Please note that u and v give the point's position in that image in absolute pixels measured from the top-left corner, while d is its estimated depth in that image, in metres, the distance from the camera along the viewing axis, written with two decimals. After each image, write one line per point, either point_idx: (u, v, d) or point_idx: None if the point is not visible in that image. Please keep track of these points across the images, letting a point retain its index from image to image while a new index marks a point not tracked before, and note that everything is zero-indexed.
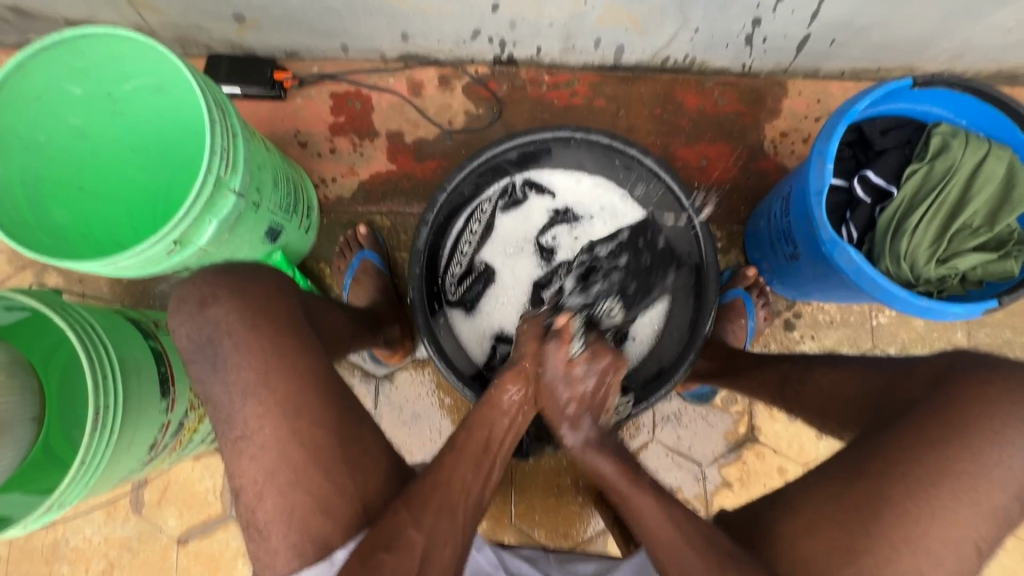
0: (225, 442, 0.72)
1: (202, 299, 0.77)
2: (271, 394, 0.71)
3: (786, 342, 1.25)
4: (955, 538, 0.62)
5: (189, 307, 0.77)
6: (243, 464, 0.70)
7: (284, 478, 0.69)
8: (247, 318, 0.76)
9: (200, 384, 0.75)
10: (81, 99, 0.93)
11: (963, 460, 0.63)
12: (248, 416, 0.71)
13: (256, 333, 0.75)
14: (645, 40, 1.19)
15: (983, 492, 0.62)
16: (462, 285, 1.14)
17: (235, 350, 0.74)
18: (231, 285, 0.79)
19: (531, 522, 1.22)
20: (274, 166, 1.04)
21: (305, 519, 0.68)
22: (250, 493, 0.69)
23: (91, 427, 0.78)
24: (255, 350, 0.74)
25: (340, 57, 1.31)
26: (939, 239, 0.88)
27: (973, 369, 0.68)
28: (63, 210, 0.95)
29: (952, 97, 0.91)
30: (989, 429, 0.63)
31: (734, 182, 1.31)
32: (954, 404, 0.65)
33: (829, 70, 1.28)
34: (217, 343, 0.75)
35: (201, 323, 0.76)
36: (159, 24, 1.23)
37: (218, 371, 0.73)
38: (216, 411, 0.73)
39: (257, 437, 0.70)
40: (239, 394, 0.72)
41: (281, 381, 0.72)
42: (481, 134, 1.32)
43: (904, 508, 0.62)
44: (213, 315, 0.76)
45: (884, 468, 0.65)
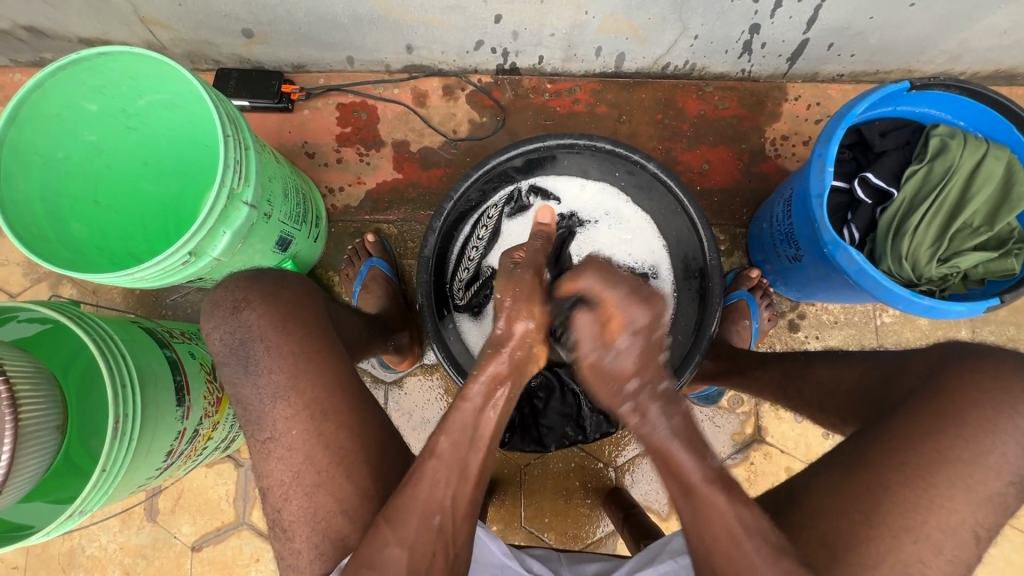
0: (254, 443, 0.72)
1: (236, 303, 0.76)
2: (299, 396, 0.72)
3: (791, 342, 1.26)
4: (953, 526, 0.63)
5: (222, 311, 0.77)
6: (272, 465, 0.71)
7: (313, 477, 0.70)
8: (279, 322, 0.75)
9: (231, 387, 0.75)
10: (97, 115, 0.96)
11: (958, 447, 0.64)
12: (276, 418, 0.72)
13: (289, 339, 0.75)
14: (646, 47, 1.21)
15: (978, 479, 0.63)
16: (469, 291, 1.16)
17: (267, 352, 0.74)
18: (264, 292, 0.77)
19: (541, 525, 1.23)
20: (284, 177, 1.06)
21: (328, 520, 0.68)
22: (276, 494, 0.70)
23: (112, 435, 0.80)
24: (273, 357, 0.74)
25: (347, 69, 1.34)
26: (939, 238, 0.89)
27: (962, 358, 0.69)
28: (80, 224, 0.97)
29: (949, 99, 0.92)
30: (982, 417, 0.64)
31: (736, 184, 1.32)
32: (944, 391, 0.67)
33: (828, 73, 1.30)
34: (249, 347, 0.74)
35: (236, 325, 0.75)
36: (170, 42, 1.26)
37: (250, 374, 0.73)
38: (248, 412, 0.73)
39: (284, 439, 0.71)
40: (269, 396, 0.73)
41: (311, 383, 0.73)
42: (485, 142, 1.34)
43: (902, 497, 0.64)
44: (247, 319, 0.75)
45: (884, 457, 0.66)
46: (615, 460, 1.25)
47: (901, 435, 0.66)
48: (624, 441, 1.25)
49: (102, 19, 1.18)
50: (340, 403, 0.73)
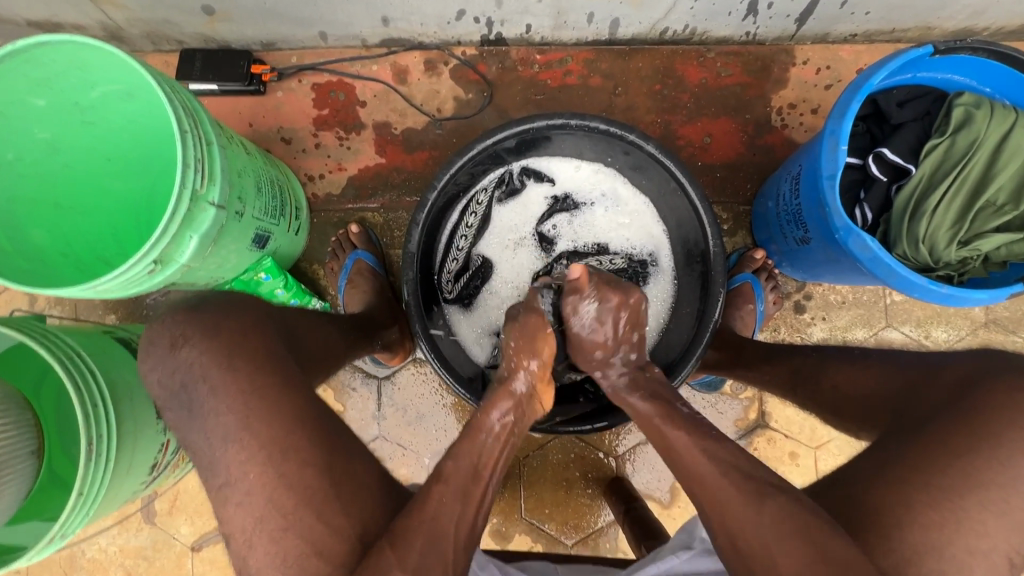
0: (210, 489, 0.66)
1: (173, 340, 0.71)
2: (254, 437, 0.65)
3: (797, 325, 1.21)
4: (985, 550, 0.59)
5: (158, 350, 0.71)
6: (231, 511, 0.65)
7: (279, 519, 0.63)
8: (223, 359, 0.68)
9: (177, 432, 0.70)
10: (46, 111, 0.88)
11: (992, 469, 0.60)
12: (231, 464, 0.65)
13: (235, 375, 0.68)
14: (641, 12, 1.11)
15: (1014, 504, 0.59)
16: (459, 282, 1.09)
17: (212, 393, 0.67)
18: (204, 324, 0.71)
19: (541, 516, 1.21)
20: (255, 171, 0.99)
21: (300, 566, 0.61)
22: (240, 539, 0.64)
23: (86, 458, 0.76)
24: (235, 391, 0.67)
25: (320, 46, 1.24)
26: (960, 219, 0.83)
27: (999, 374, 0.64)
28: (39, 230, 0.91)
29: (975, 63, 0.84)
30: (1018, 437, 0.60)
31: (739, 158, 1.24)
32: (981, 414, 0.62)
33: (840, 33, 1.20)
34: (192, 389, 0.68)
35: (173, 368, 0.69)
36: (126, 22, 1.16)
37: (195, 419, 0.68)
38: (200, 457, 0.67)
39: (241, 484, 0.65)
40: (220, 439, 0.67)
41: (266, 421, 0.66)
42: (472, 121, 1.26)
43: (928, 520, 0.59)
44: (185, 358, 0.69)
45: (911, 476, 0.61)
46: (615, 449, 1.22)
47: (930, 455, 0.62)
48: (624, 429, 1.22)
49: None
50: (307, 434, 0.67)
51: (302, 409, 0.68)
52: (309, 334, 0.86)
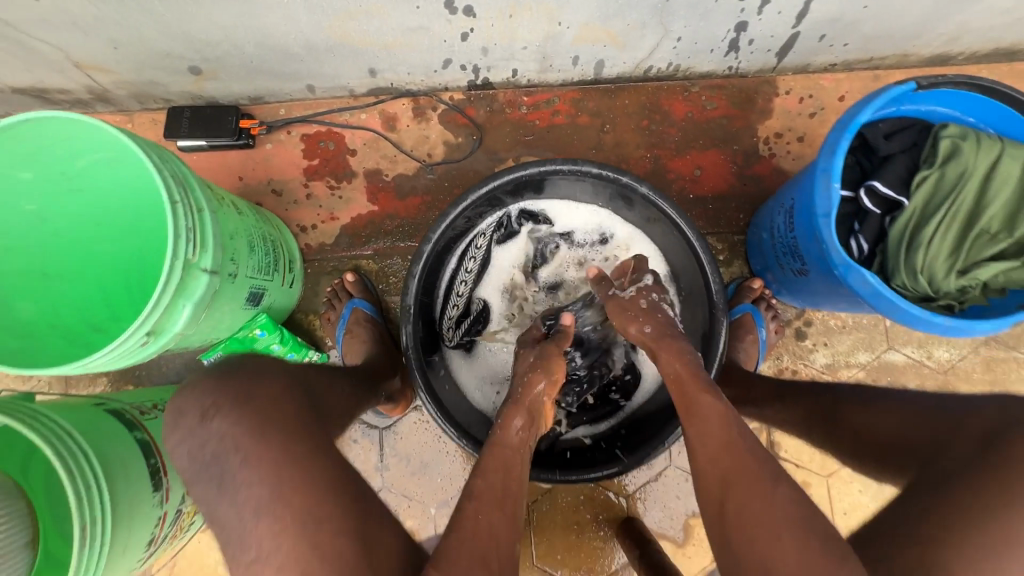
0: (235, 569, 0.58)
1: (204, 409, 0.63)
2: (286, 508, 0.58)
3: (799, 352, 1.21)
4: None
5: (188, 421, 0.64)
6: None
7: None
8: (257, 429, 0.62)
9: (204, 507, 0.61)
10: (33, 183, 0.87)
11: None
12: (261, 537, 0.57)
13: (267, 446, 0.61)
14: (625, 53, 1.13)
15: None
16: (460, 327, 1.08)
17: (244, 465, 0.60)
18: (234, 393, 0.65)
19: (554, 562, 1.19)
20: (247, 230, 0.98)
21: None
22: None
23: (79, 545, 0.74)
24: (269, 464, 0.60)
25: (308, 97, 1.25)
26: (956, 249, 0.83)
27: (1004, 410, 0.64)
28: (28, 302, 0.89)
29: (958, 95, 0.85)
30: None
31: (730, 188, 1.25)
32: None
33: (820, 63, 1.22)
34: (224, 461, 0.61)
35: (204, 438, 0.62)
36: (111, 84, 1.16)
37: (224, 493, 0.60)
38: (225, 536, 0.59)
39: (271, 564, 0.56)
40: (251, 512, 0.59)
41: (299, 487, 0.59)
42: (463, 164, 1.26)
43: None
44: (217, 429, 0.62)
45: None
46: (625, 488, 1.21)
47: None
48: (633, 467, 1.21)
49: (33, 68, 1.07)
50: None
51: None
52: (330, 390, 0.84)
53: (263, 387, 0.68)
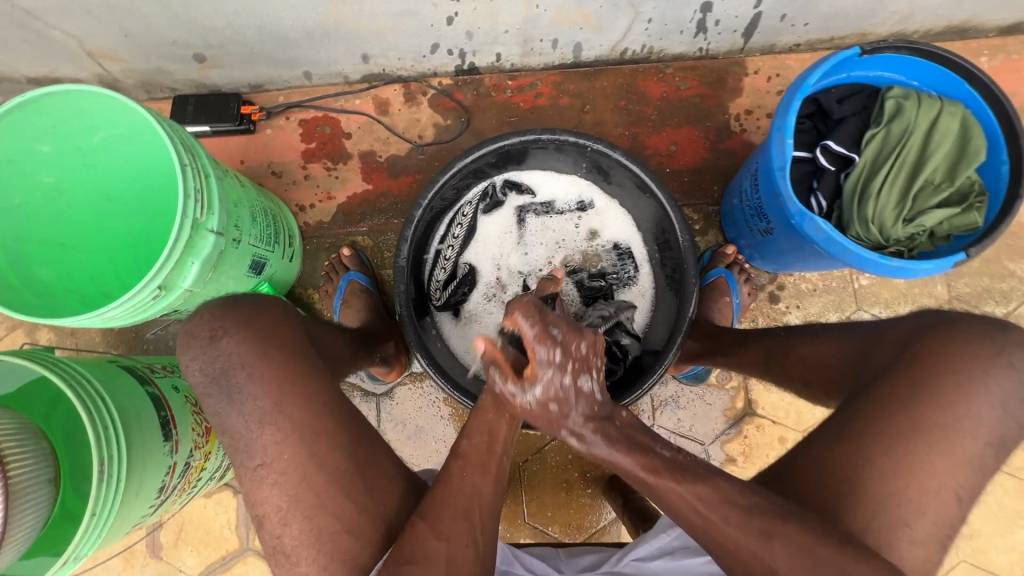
0: (245, 470, 0.71)
1: (212, 331, 0.75)
2: (287, 419, 0.70)
3: (773, 314, 1.28)
4: (934, 489, 0.65)
5: (197, 342, 0.74)
6: (266, 490, 0.69)
7: (313, 497, 0.69)
8: (259, 349, 0.73)
9: (216, 417, 0.73)
10: (51, 156, 0.93)
11: (933, 414, 0.67)
12: (266, 444, 0.70)
13: (269, 362, 0.73)
14: (601, 35, 1.21)
15: (956, 443, 0.66)
16: (448, 289, 1.14)
17: (249, 379, 0.72)
18: (237, 319, 0.76)
19: (544, 519, 1.25)
20: (250, 201, 1.05)
21: (331, 540, 0.68)
22: (274, 519, 0.69)
23: (98, 479, 0.80)
24: (271, 377, 0.72)
25: (305, 84, 1.33)
26: (903, 199, 0.91)
27: (931, 327, 0.71)
28: (47, 268, 0.95)
29: (901, 60, 0.94)
30: (952, 383, 0.67)
31: (704, 163, 1.33)
32: (919, 363, 0.69)
33: (785, 44, 1.30)
34: (231, 375, 0.72)
35: (215, 355, 0.73)
36: (121, 73, 1.23)
37: (233, 404, 0.71)
38: (237, 440, 0.71)
39: (277, 464, 0.70)
40: (257, 422, 0.71)
41: (298, 405, 0.71)
42: (452, 145, 1.33)
43: (881, 466, 0.66)
44: (225, 348, 0.73)
45: (864, 429, 0.68)
46: None
47: (876, 406, 0.69)
48: None
49: (49, 57, 1.15)
50: (309, 433, 0.70)
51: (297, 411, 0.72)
52: (327, 339, 0.92)
53: (263, 315, 0.78)
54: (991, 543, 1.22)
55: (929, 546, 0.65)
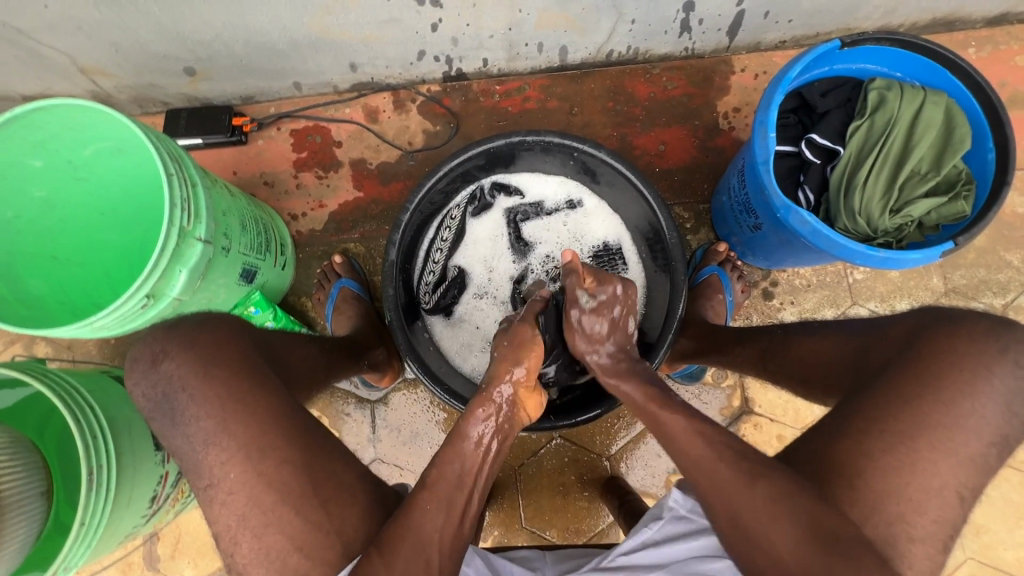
0: (198, 491, 0.71)
1: (154, 356, 0.75)
2: (231, 438, 0.70)
3: (767, 311, 1.27)
4: (936, 489, 0.62)
5: (141, 366, 0.75)
6: (217, 510, 0.69)
7: (260, 516, 0.67)
8: (200, 369, 0.73)
9: (165, 438, 0.74)
10: (43, 171, 0.94)
11: (937, 411, 0.64)
12: (213, 465, 0.70)
13: (211, 384, 0.72)
14: (586, 37, 1.22)
15: (960, 442, 0.63)
16: (437, 293, 1.15)
17: (190, 401, 0.72)
18: (183, 340, 0.76)
19: (542, 524, 1.24)
20: (239, 210, 1.06)
21: (282, 560, 0.66)
22: (226, 538, 0.69)
23: (87, 489, 0.80)
24: (215, 398, 0.71)
25: (295, 95, 1.34)
26: (889, 189, 0.90)
27: (940, 326, 0.70)
28: (39, 280, 0.96)
29: (883, 51, 0.94)
30: (964, 377, 0.65)
31: (694, 161, 1.33)
32: (924, 359, 0.67)
33: (770, 41, 1.31)
34: (173, 399, 0.73)
35: (156, 379, 0.74)
36: (114, 89, 1.26)
37: (177, 426, 0.72)
38: (185, 461, 0.72)
39: (224, 484, 0.69)
40: (201, 443, 0.71)
41: (244, 423, 0.70)
42: (441, 150, 1.34)
43: (885, 464, 0.63)
44: (167, 371, 0.73)
45: (866, 427, 0.66)
46: (608, 450, 1.25)
47: (881, 404, 0.66)
48: (614, 431, 1.26)
49: (42, 74, 1.18)
50: (279, 439, 0.70)
51: (274, 417, 0.71)
52: (291, 355, 0.91)
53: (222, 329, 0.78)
54: (999, 539, 1.19)
55: (930, 545, 0.61)
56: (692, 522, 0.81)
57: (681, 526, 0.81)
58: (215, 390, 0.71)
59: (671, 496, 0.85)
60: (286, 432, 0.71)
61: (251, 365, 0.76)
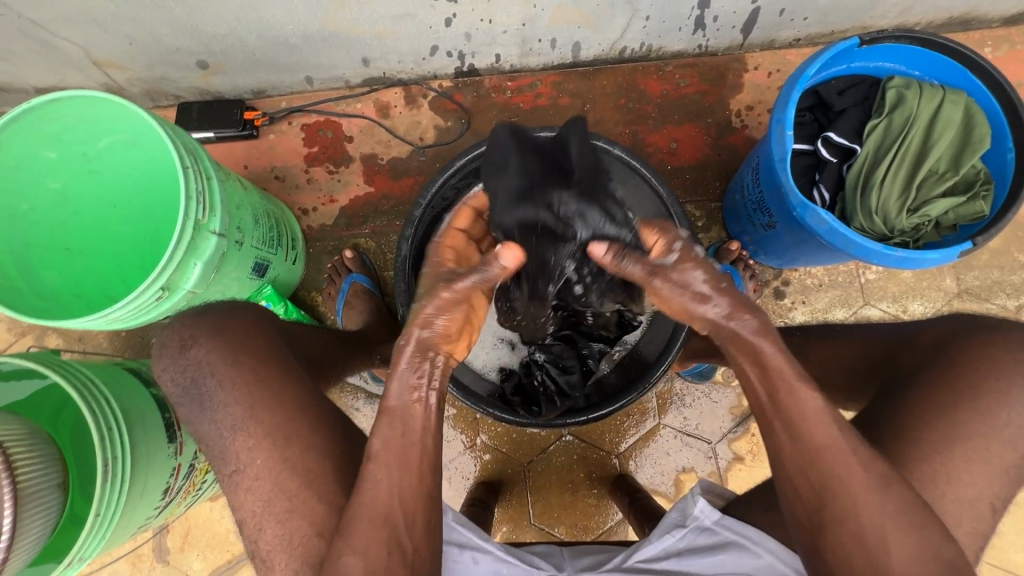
0: (223, 477, 0.72)
1: (183, 341, 0.78)
2: (259, 425, 0.72)
3: (778, 310, 1.26)
4: (970, 499, 0.65)
5: (170, 350, 0.79)
6: (242, 495, 0.70)
7: (284, 501, 0.69)
8: (229, 356, 0.76)
9: (191, 424, 0.76)
10: (57, 163, 0.94)
11: (976, 422, 0.65)
12: (239, 450, 0.72)
13: (240, 370, 0.75)
14: (599, 34, 1.21)
15: (996, 453, 0.65)
16: None
17: (220, 386, 0.74)
18: (210, 325, 0.79)
19: (550, 521, 1.24)
20: (253, 204, 1.06)
21: (304, 545, 0.67)
22: (251, 524, 0.70)
23: (102, 480, 0.80)
24: (242, 385, 0.74)
25: (307, 89, 1.34)
26: (906, 189, 0.90)
27: (972, 333, 0.70)
28: (53, 272, 0.96)
29: (902, 49, 0.93)
30: (1002, 385, 0.66)
31: (706, 160, 1.32)
32: (958, 368, 0.67)
33: (784, 39, 1.30)
34: (202, 383, 0.75)
35: (184, 364, 0.77)
36: (127, 82, 1.26)
37: (206, 411, 0.74)
38: (211, 447, 0.74)
39: (250, 469, 0.71)
40: (229, 429, 0.73)
41: (269, 411, 0.72)
42: (453, 147, 1.34)
43: (921, 476, 0.65)
44: (195, 356, 0.76)
45: (895, 435, 0.67)
46: (618, 448, 1.25)
47: (915, 413, 0.66)
48: (624, 428, 1.26)
49: (56, 66, 1.18)
50: (300, 425, 0.72)
51: (300, 405, 0.73)
52: (309, 342, 0.93)
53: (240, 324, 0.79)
54: (1009, 541, 1.19)
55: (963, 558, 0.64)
56: (715, 535, 0.81)
57: (705, 536, 0.82)
58: (243, 377, 0.74)
59: (695, 504, 0.84)
60: (312, 419, 0.74)
61: (279, 354, 0.79)
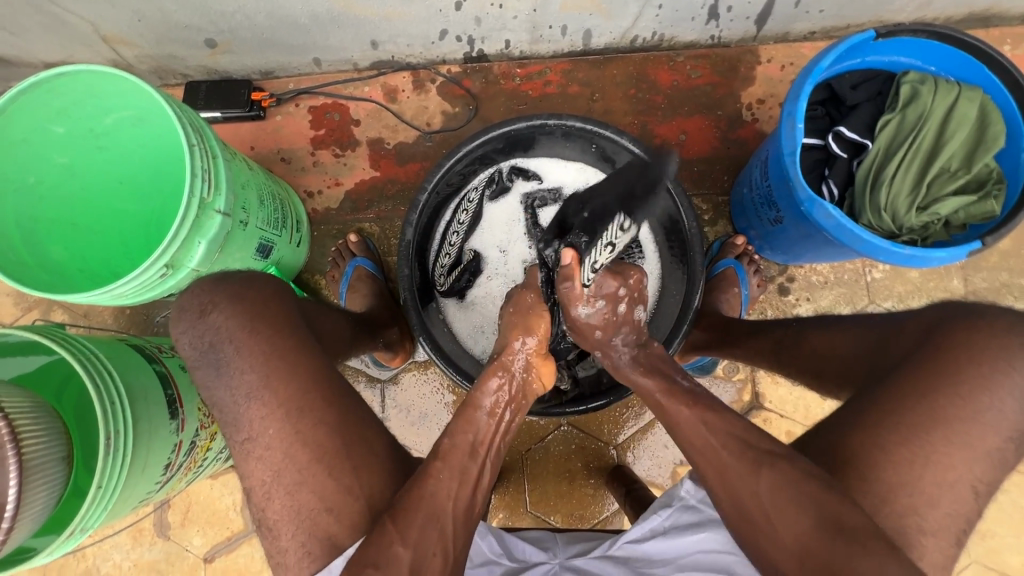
0: (233, 445, 0.72)
1: (202, 307, 0.79)
2: (272, 395, 0.72)
3: (782, 307, 1.26)
4: (949, 482, 0.64)
5: (189, 315, 0.79)
6: (252, 465, 0.71)
7: (294, 473, 0.69)
8: (245, 325, 0.76)
9: (205, 390, 0.75)
10: (64, 138, 0.94)
11: (955, 405, 0.65)
12: (251, 419, 0.72)
13: (247, 340, 0.75)
14: (611, 22, 1.20)
15: (977, 435, 0.64)
16: (451, 276, 1.14)
17: (235, 354, 0.75)
18: (228, 292, 0.80)
19: (546, 509, 1.24)
20: (258, 184, 1.06)
21: (312, 517, 0.68)
22: (259, 493, 0.70)
23: (104, 453, 0.81)
24: (247, 358, 0.74)
25: (315, 71, 1.33)
26: (917, 186, 0.89)
27: (959, 317, 0.69)
28: (59, 247, 0.96)
29: (918, 44, 0.91)
30: (980, 373, 0.65)
31: (715, 152, 1.31)
32: (944, 354, 0.67)
33: (798, 32, 1.28)
34: (219, 349, 0.76)
35: (203, 330, 0.77)
36: (135, 59, 1.25)
37: (222, 376, 0.74)
38: (223, 414, 0.74)
39: (262, 439, 0.71)
40: (243, 395, 0.73)
41: (284, 381, 0.73)
42: (460, 132, 1.33)
43: (898, 454, 0.64)
44: (213, 322, 0.77)
45: (880, 418, 0.66)
46: (615, 439, 1.26)
47: (904, 402, 0.66)
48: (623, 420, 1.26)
49: (65, 41, 1.18)
50: (301, 403, 0.72)
51: (307, 381, 0.73)
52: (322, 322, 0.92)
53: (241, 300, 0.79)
54: (1004, 543, 1.19)
55: (942, 537, 0.63)
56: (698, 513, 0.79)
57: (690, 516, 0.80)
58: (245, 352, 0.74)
59: (682, 487, 0.83)
60: (320, 393, 0.73)
61: (293, 326, 0.79)
